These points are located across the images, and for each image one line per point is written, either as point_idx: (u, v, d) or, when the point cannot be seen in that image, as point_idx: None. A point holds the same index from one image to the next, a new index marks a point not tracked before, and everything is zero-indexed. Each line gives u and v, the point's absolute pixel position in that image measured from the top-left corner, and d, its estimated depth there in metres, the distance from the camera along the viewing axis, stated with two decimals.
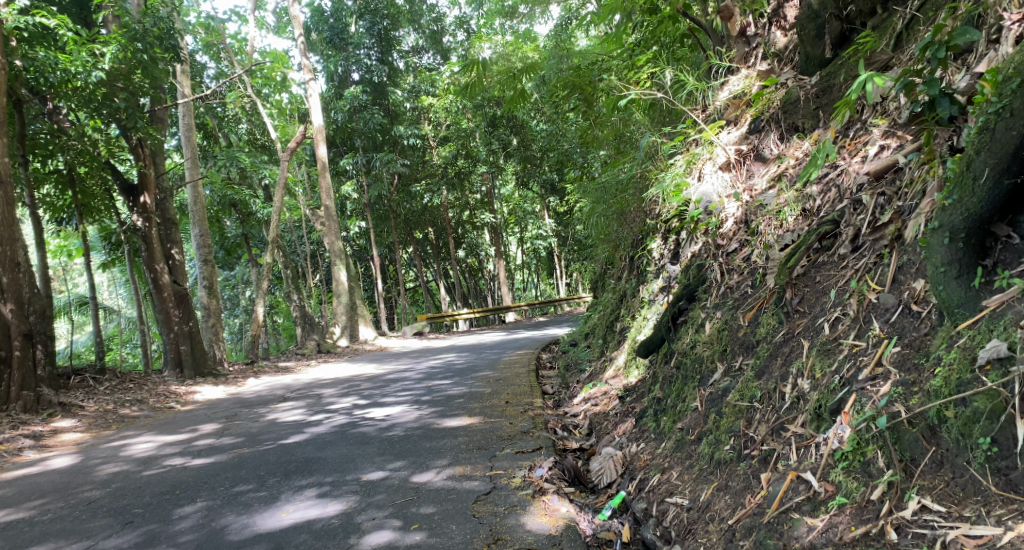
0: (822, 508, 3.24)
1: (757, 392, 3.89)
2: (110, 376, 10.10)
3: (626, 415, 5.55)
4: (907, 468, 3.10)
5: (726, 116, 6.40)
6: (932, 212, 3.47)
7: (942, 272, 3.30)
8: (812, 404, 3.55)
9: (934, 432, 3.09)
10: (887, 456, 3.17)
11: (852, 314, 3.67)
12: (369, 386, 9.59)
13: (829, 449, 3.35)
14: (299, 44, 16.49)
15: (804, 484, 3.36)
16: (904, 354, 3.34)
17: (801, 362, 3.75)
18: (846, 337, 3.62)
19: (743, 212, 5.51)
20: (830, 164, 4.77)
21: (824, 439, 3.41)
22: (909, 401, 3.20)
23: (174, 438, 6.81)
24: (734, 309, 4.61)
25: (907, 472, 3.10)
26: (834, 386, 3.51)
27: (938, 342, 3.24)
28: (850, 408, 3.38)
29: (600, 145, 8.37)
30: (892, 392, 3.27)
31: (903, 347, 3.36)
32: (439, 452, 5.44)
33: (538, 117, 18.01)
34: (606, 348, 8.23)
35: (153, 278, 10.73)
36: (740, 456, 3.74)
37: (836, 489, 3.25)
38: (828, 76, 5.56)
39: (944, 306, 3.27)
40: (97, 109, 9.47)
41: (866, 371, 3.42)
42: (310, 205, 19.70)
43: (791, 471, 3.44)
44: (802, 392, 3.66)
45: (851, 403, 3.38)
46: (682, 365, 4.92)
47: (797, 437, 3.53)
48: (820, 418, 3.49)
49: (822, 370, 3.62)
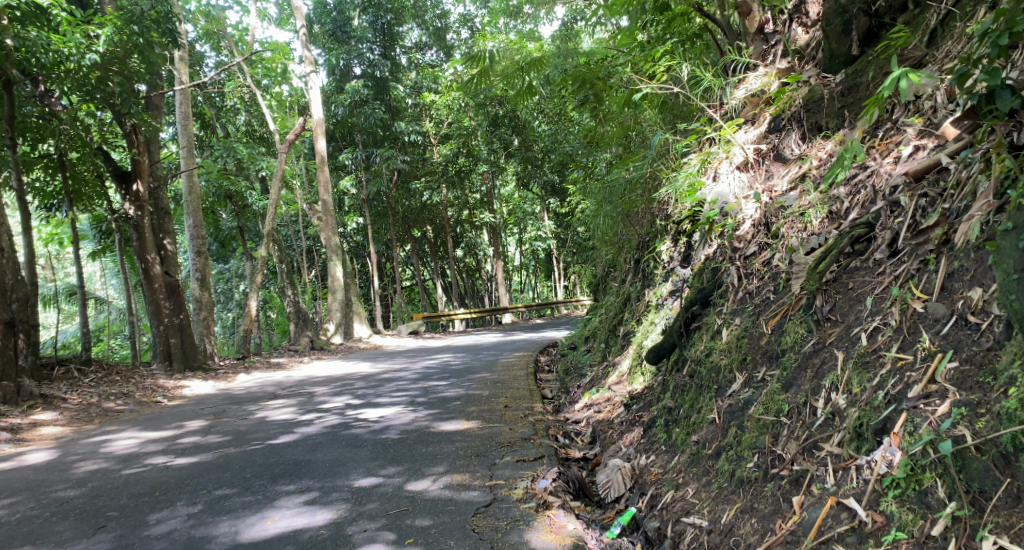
0: (871, 541, 2.97)
1: (785, 406, 3.62)
2: (96, 368, 9.79)
3: (632, 424, 5.28)
4: (976, 501, 2.83)
5: (743, 114, 6.09)
6: (997, 211, 3.21)
7: (1015, 279, 3.00)
8: (852, 422, 3.29)
9: (1008, 461, 2.81)
10: (948, 487, 2.89)
11: (895, 324, 3.40)
12: (363, 385, 9.30)
13: (877, 473, 3.08)
14: (301, 36, 16.21)
15: (847, 513, 3.09)
16: (963, 371, 3.06)
17: (835, 376, 3.48)
18: (888, 349, 3.35)
19: (761, 213, 5.22)
20: (859, 164, 4.51)
21: (869, 462, 3.14)
22: (974, 424, 2.92)
23: (158, 435, 6.51)
24: (755, 315, 4.34)
25: (976, 506, 2.82)
26: (877, 403, 3.24)
27: (1008, 360, 2.95)
28: (900, 429, 3.10)
29: (608, 143, 8.10)
30: (955, 413, 2.98)
31: (961, 362, 3.08)
32: (437, 458, 5.16)
33: (539, 119, 17.68)
34: (608, 352, 7.96)
35: (143, 268, 10.46)
36: (767, 476, 3.48)
37: (887, 521, 2.97)
38: (855, 74, 5.29)
39: (1015, 316, 2.97)
40: (91, 93, 9.13)
41: (917, 388, 3.14)
42: (307, 199, 19.42)
43: (830, 496, 3.17)
44: (838, 407, 3.39)
45: (901, 424, 3.11)
46: (695, 374, 4.64)
47: (834, 458, 3.27)
48: (862, 438, 3.22)
49: (860, 386, 3.35)
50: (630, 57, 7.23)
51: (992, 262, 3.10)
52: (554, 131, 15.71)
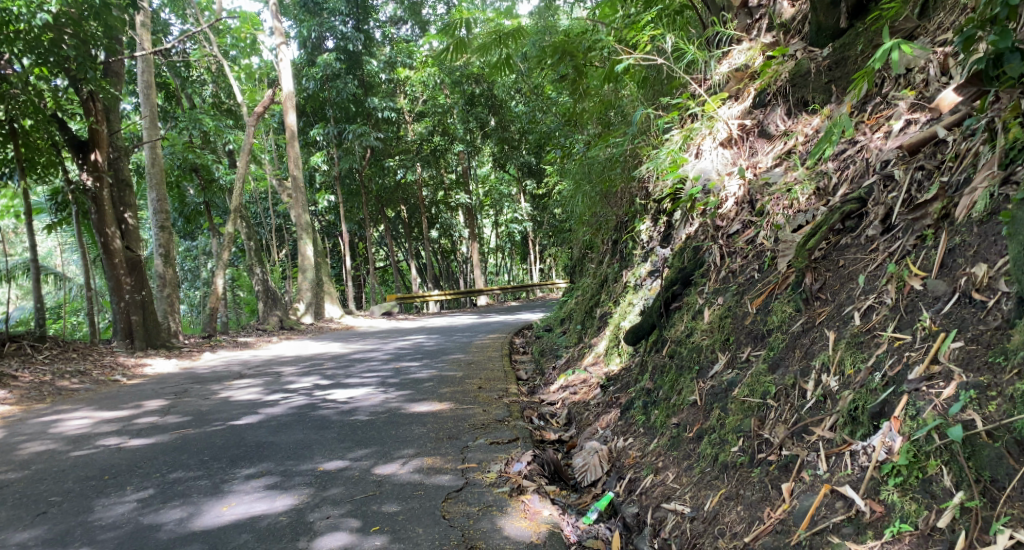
0: (869, 533, 2.82)
1: (771, 388, 3.47)
2: (51, 345, 9.47)
3: (609, 406, 5.12)
4: (988, 491, 2.68)
5: (726, 90, 5.89)
6: (1005, 183, 3.05)
7: None
8: (846, 405, 3.14)
9: (1022, 448, 2.66)
10: (955, 476, 2.75)
11: (891, 303, 3.25)
12: (332, 365, 9.06)
13: (876, 459, 2.93)
14: (271, 7, 15.82)
15: (842, 501, 2.94)
16: (969, 351, 2.91)
17: (827, 357, 3.33)
18: (883, 329, 3.20)
19: (745, 190, 5.04)
20: (848, 139, 4.35)
21: (866, 448, 2.99)
22: (985, 408, 2.77)
23: (113, 415, 6.25)
24: (738, 294, 4.17)
25: (988, 496, 2.67)
26: (875, 385, 3.09)
27: (1020, 340, 2.79)
28: (900, 413, 2.95)
29: (587, 120, 7.93)
30: (963, 397, 2.83)
31: (966, 342, 2.93)
32: (407, 440, 4.96)
33: (516, 98, 17.45)
34: (584, 333, 7.79)
35: (103, 243, 10.19)
36: (753, 461, 3.33)
37: (887, 511, 2.83)
38: (843, 48, 5.11)
39: None
40: (44, 57, 8.91)
41: (918, 369, 2.99)
42: (277, 174, 19.04)
43: (825, 484, 3.03)
44: (830, 390, 3.24)
45: (901, 407, 2.96)
46: (676, 355, 4.48)
47: (827, 443, 3.12)
48: (857, 422, 3.07)
49: (854, 367, 3.20)
50: (611, 30, 6.99)
51: (1005, 235, 2.94)
52: (529, 110, 15.47)
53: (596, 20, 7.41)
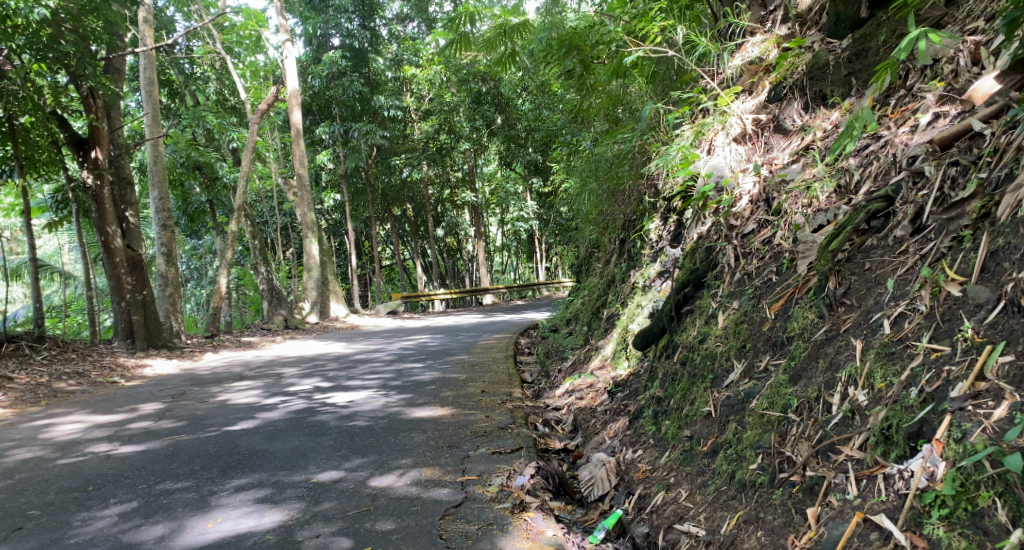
0: None
1: (793, 401, 3.24)
2: (50, 345, 9.30)
3: (617, 414, 4.90)
4: None
5: (740, 84, 5.67)
6: None
7: None
8: (878, 422, 2.92)
9: None
10: (1010, 510, 2.52)
11: (925, 310, 3.02)
12: (334, 367, 8.85)
13: (916, 486, 2.71)
14: (276, 4, 15.64)
15: (878, 533, 2.72)
16: (1020, 366, 2.68)
17: (854, 368, 3.10)
18: (917, 340, 2.98)
19: (761, 188, 4.81)
20: (871, 133, 4.13)
21: (903, 472, 2.77)
22: None
23: (107, 419, 6.06)
24: (755, 298, 3.94)
25: None
26: (910, 402, 2.87)
27: None
28: (943, 435, 2.74)
29: (594, 116, 7.72)
30: (1018, 420, 2.60)
31: (1016, 356, 2.70)
32: (407, 449, 4.74)
33: (522, 96, 17.23)
34: (591, 336, 7.57)
35: (103, 242, 10.02)
36: (774, 482, 3.11)
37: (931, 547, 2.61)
38: (863, 39, 4.88)
39: None
40: (42, 52, 8.77)
41: (962, 386, 2.77)
42: (282, 173, 18.87)
43: (856, 511, 2.81)
44: (859, 405, 3.01)
45: (943, 429, 2.74)
46: (688, 362, 4.25)
47: (857, 464, 2.91)
48: (890, 442, 2.85)
49: (885, 381, 2.98)
50: (619, 24, 6.75)
51: None
52: (536, 108, 15.23)
53: (603, 14, 7.19)
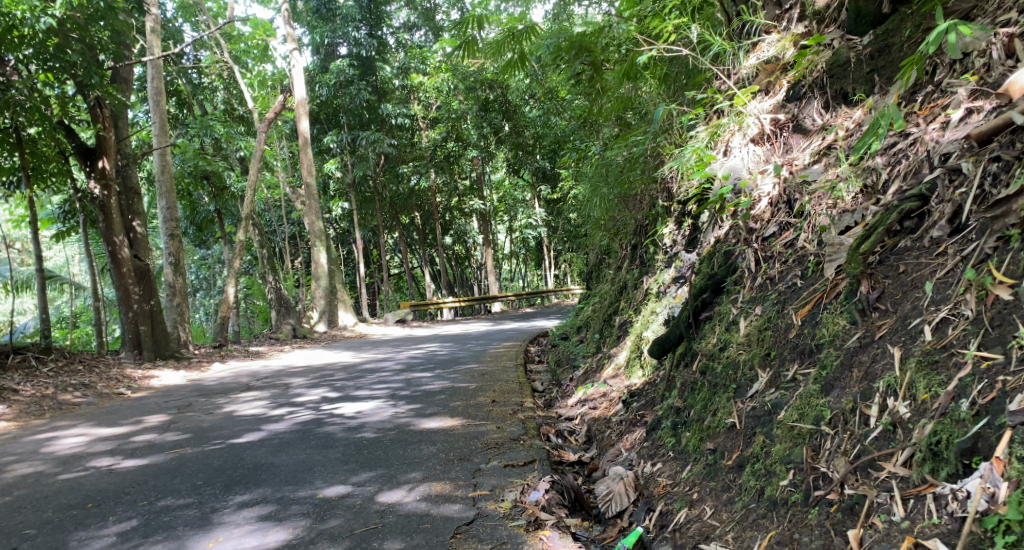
0: None
1: (826, 413, 3.10)
2: (56, 356, 9.15)
3: (633, 425, 4.73)
4: None
5: (756, 83, 5.49)
6: None
7: None
8: (924, 437, 2.78)
9: None
10: None
11: (972, 316, 2.88)
12: (342, 377, 8.69)
13: (975, 509, 2.57)
14: (284, 13, 15.62)
15: None
16: None
17: (893, 378, 2.96)
18: (964, 348, 2.84)
19: (781, 190, 4.63)
20: (898, 131, 3.95)
21: (957, 493, 2.63)
22: None
23: (109, 432, 5.90)
24: (779, 302, 3.77)
25: None
26: (962, 416, 2.73)
27: None
28: (1003, 453, 2.59)
29: (605, 121, 7.55)
30: None
31: None
32: (415, 462, 4.58)
33: (529, 103, 17.11)
34: (603, 343, 7.38)
35: (110, 252, 9.91)
36: (808, 500, 2.97)
37: None
38: (886, 35, 4.72)
39: None
40: (48, 61, 8.75)
41: (1020, 399, 2.63)
42: (290, 182, 18.76)
43: (905, 535, 2.67)
44: (902, 418, 2.88)
45: (1003, 446, 2.60)
46: (709, 371, 4.07)
47: (901, 482, 2.77)
48: (940, 459, 2.71)
49: (930, 392, 2.84)
50: (630, 26, 6.57)
51: None
52: (543, 114, 15.10)
53: (614, 18, 7.04)
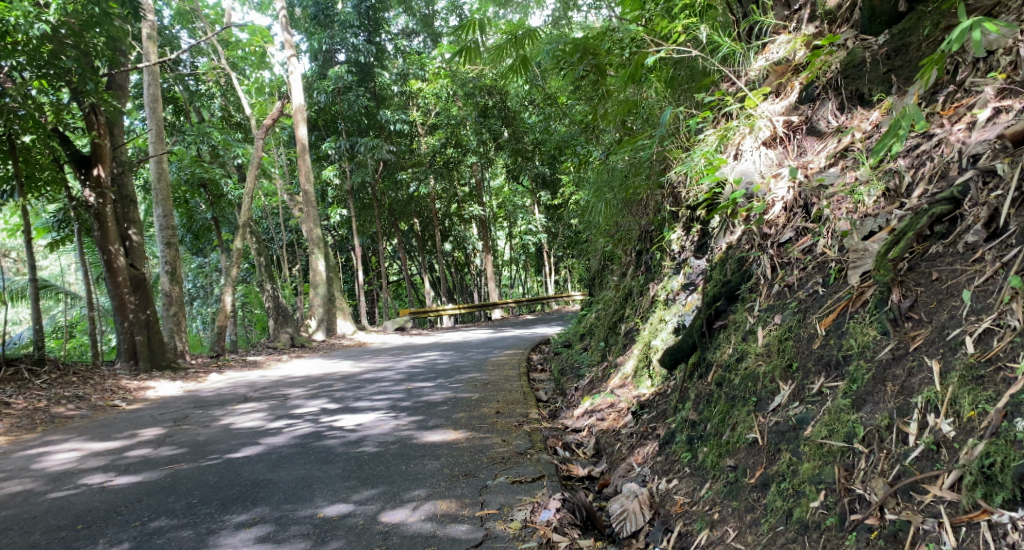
0: None
1: (859, 430, 3.06)
2: (50, 367, 8.97)
3: (644, 438, 4.57)
4: None
5: (767, 85, 5.33)
6: None
7: None
8: (975, 459, 2.72)
9: None
10: None
11: (1019, 326, 2.83)
12: (342, 387, 8.52)
13: None
14: (281, 19, 15.48)
15: None
16: None
17: (934, 393, 2.92)
18: (1013, 361, 2.78)
19: (796, 194, 4.46)
20: (921, 132, 3.80)
21: (1016, 521, 2.59)
22: None
23: (103, 446, 5.73)
24: (800, 311, 3.69)
25: None
26: (1016, 437, 2.66)
27: None
28: None
29: (607, 125, 7.39)
30: None
31: None
32: (419, 478, 4.40)
33: (528, 109, 16.98)
34: (608, 352, 7.20)
35: (106, 261, 9.74)
36: (844, 524, 2.92)
37: None
38: (902, 34, 4.57)
39: None
40: (42, 69, 8.60)
41: None
42: (288, 189, 18.60)
43: None
44: (946, 437, 2.83)
45: None
46: (725, 382, 3.92)
47: (949, 507, 2.72)
48: (993, 483, 2.66)
49: (976, 409, 2.79)
50: (634, 27, 6.38)
51: None
52: (543, 120, 14.96)
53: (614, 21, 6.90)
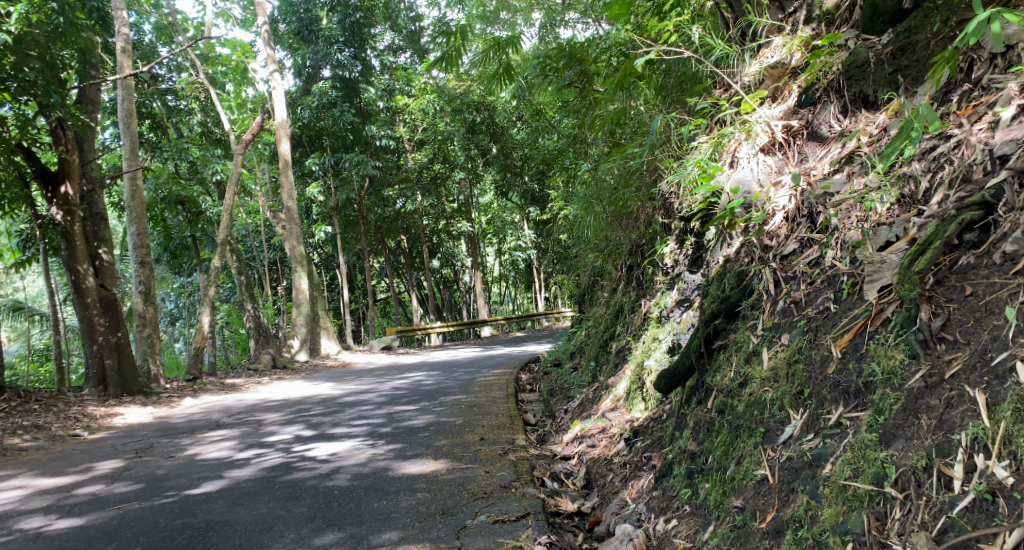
0: None
1: (892, 473, 2.71)
2: (11, 396, 8.50)
3: (638, 468, 4.20)
4: None
5: (764, 90, 4.93)
6: None
7: None
8: None
9: None
10: None
11: None
12: (320, 411, 8.10)
13: None
14: (263, 34, 15.06)
15: None
16: None
17: (981, 429, 2.58)
18: None
19: (799, 202, 4.10)
20: (937, 133, 3.45)
21: None
22: None
23: (52, 483, 5.30)
24: (810, 331, 3.36)
25: None
26: None
27: None
28: None
29: (594, 136, 7.03)
30: None
31: None
32: (391, 520, 4.02)
33: (515, 125, 16.67)
34: (599, 372, 6.80)
35: (74, 281, 9.29)
36: None
37: None
38: (909, 32, 4.19)
39: None
40: (4, 81, 8.20)
41: None
42: (272, 206, 18.16)
43: None
44: (1002, 484, 2.47)
45: None
46: (727, 410, 3.56)
47: None
48: None
49: None
50: (623, 32, 6.00)
51: None
52: (530, 135, 14.64)
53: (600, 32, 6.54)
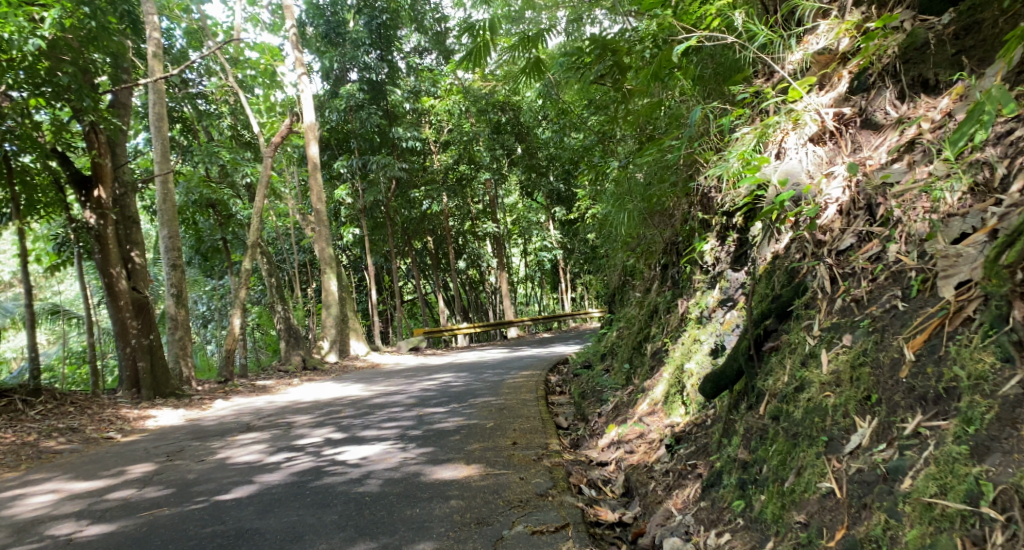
0: None
1: (988, 490, 2.47)
2: (46, 398, 8.45)
3: (682, 477, 3.97)
4: None
5: (811, 77, 4.64)
6: None
7: None
8: None
9: None
10: None
11: None
12: (348, 413, 7.95)
13: None
14: (291, 37, 15.00)
15: None
16: None
17: None
18: None
19: (854, 193, 3.85)
20: (1014, 116, 3.18)
21: None
22: None
23: (83, 487, 5.20)
24: (876, 331, 3.13)
25: None
26: None
27: None
28: None
29: (627, 130, 6.76)
30: None
31: None
32: (426, 529, 3.83)
33: (541, 125, 16.46)
34: (633, 375, 6.57)
35: (107, 283, 9.22)
36: None
37: None
38: (972, 10, 3.93)
39: None
40: (38, 87, 8.15)
41: None
42: (301, 209, 18.07)
43: None
44: None
45: None
46: (783, 416, 3.33)
47: None
48: None
49: None
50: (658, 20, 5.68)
51: None
52: (557, 134, 14.44)
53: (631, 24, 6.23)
